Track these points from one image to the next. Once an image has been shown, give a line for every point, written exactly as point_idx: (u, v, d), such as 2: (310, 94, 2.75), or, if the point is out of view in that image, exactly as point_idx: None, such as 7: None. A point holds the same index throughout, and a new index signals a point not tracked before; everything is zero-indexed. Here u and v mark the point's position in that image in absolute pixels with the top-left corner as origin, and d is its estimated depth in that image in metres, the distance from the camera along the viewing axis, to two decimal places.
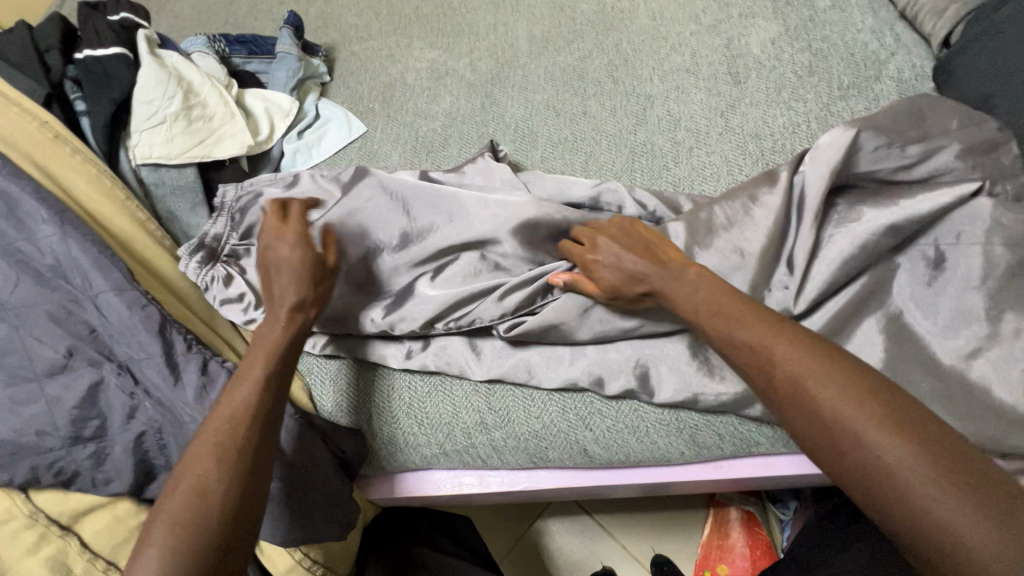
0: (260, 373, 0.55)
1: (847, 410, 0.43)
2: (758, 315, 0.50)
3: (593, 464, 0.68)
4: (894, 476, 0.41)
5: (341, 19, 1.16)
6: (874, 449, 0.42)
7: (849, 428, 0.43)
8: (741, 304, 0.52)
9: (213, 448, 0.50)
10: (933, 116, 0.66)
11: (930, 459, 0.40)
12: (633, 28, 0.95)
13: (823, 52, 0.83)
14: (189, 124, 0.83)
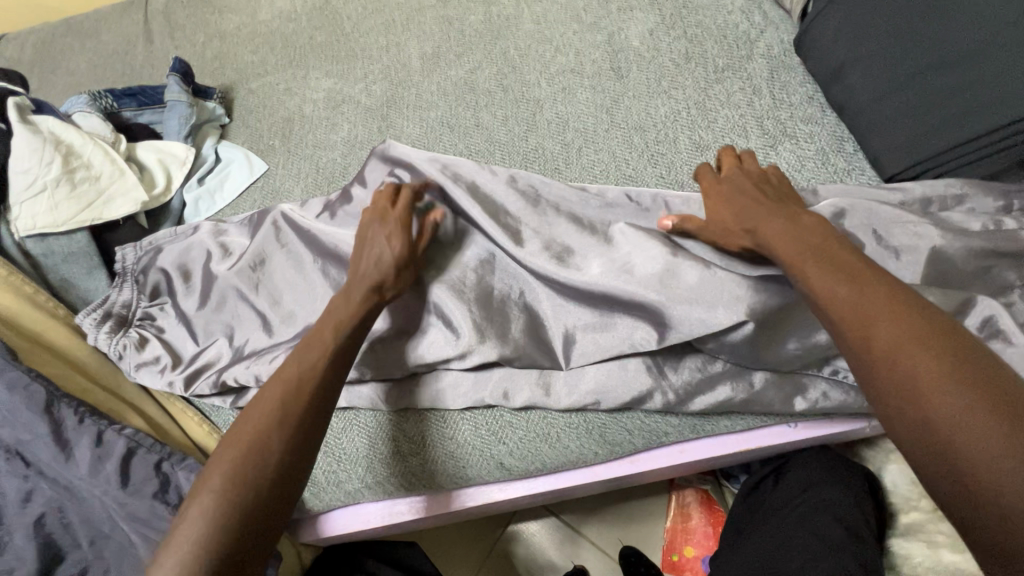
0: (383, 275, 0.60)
1: (910, 357, 0.42)
2: (896, 305, 0.44)
3: (512, 476, 0.69)
4: (934, 395, 0.40)
5: (237, 57, 1.14)
6: (943, 401, 0.40)
7: (924, 396, 0.40)
8: (879, 295, 0.45)
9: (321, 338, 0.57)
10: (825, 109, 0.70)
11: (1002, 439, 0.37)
12: (519, 34, 0.95)
13: (698, 37, 0.85)
14: (73, 188, 0.81)
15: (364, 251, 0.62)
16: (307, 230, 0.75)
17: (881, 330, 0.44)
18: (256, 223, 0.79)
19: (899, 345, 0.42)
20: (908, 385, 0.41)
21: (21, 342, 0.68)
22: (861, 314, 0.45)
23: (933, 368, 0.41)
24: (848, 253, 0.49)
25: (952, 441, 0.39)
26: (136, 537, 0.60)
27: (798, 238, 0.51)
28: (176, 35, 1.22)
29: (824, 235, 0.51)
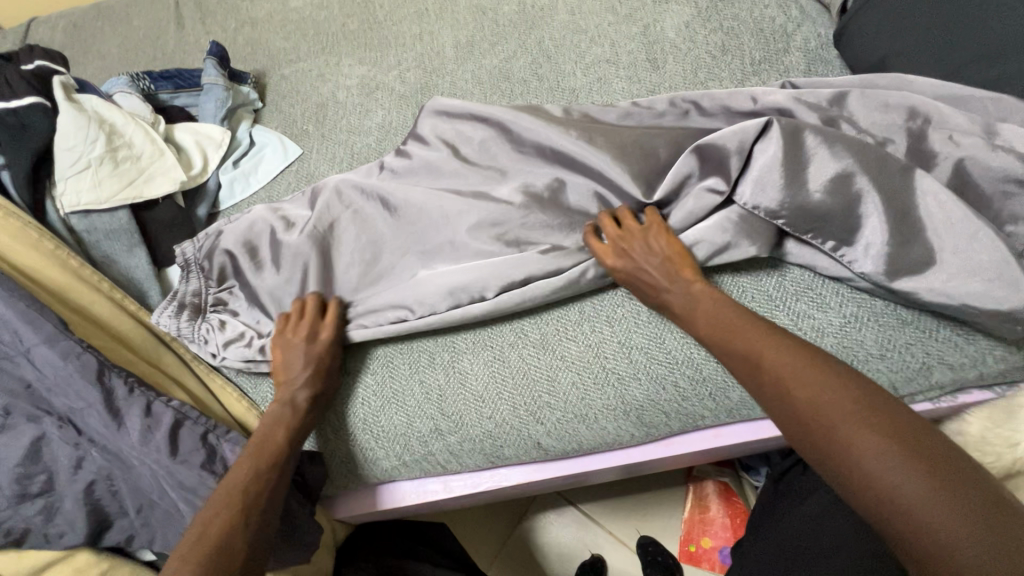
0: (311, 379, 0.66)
1: (807, 397, 0.48)
2: (777, 339, 0.53)
3: (547, 456, 0.70)
4: (797, 395, 0.49)
5: (269, 44, 1.15)
6: (844, 432, 0.45)
7: (819, 420, 0.47)
8: (780, 336, 0.53)
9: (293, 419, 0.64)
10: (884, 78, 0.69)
11: (906, 456, 0.42)
12: (553, 24, 0.96)
13: (734, 29, 0.85)
14: (116, 166, 0.82)
15: (283, 352, 0.68)
16: (372, 190, 0.75)
17: (768, 360, 0.52)
18: (314, 195, 0.79)
19: (798, 378, 0.49)
20: (810, 424, 0.47)
21: (70, 314, 0.69)
22: (754, 366, 0.52)
23: (835, 404, 0.47)
24: (753, 320, 0.55)
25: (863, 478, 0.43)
26: (184, 504, 0.62)
27: (707, 308, 0.58)
28: (207, 21, 1.24)
29: (731, 311, 0.57)
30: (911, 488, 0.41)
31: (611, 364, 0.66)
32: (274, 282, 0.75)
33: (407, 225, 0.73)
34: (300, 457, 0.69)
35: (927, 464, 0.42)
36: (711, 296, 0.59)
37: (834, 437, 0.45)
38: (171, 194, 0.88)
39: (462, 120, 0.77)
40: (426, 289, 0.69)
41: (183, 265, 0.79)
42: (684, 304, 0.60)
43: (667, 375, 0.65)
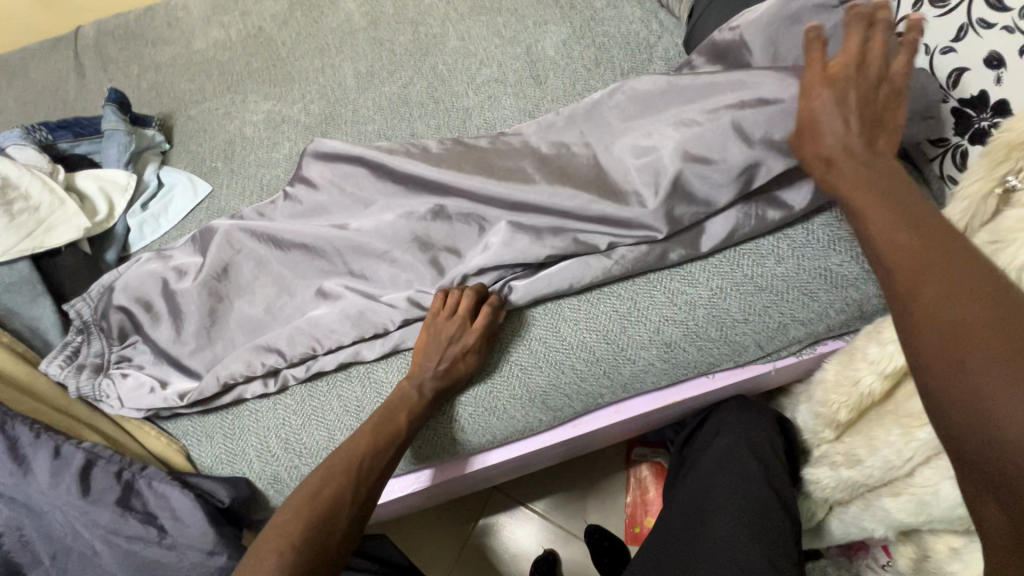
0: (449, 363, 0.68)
1: (948, 303, 0.39)
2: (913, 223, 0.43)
3: (465, 452, 0.74)
4: (916, 287, 0.40)
5: (174, 87, 1.17)
6: (975, 341, 0.37)
7: (951, 335, 0.38)
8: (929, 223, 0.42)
9: (391, 411, 0.66)
10: None
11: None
12: (445, 50, 1.02)
13: (604, 45, 0.94)
14: (12, 219, 0.81)
15: (432, 338, 0.68)
16: (249, 234, 0.78)
17: (895, 241, 0.43)
18: (204, 239, 0.81)
19: (913, 256, 0.41)
20: (941, 340, 0.38)
21: None
22: (896, 251, 0.42)
23: (947, 286, 0.39)
24: (879, 192, 0.46)
25: (978, 394, 0.36)
26: (101, 543, 0.62)
27: (847, 175, 0.49)
28: (109, 68, 1.24)
29: (889, 176, 0.47)
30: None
31: (514, 356, 0.71)
32: (170, 333, 0.77)
33: (305, 255, 0.76)
34: (222, 483, 0.70)
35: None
36: (888, 159, 0.49)
37: (946, 323, 0.38)
38: (76, 241, 0.88)
39: (344, 159, 0.79)
40: (303, 322, 0.73)
41: (82, 328, 0.79)
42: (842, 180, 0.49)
43: (564, 360, 0.71)
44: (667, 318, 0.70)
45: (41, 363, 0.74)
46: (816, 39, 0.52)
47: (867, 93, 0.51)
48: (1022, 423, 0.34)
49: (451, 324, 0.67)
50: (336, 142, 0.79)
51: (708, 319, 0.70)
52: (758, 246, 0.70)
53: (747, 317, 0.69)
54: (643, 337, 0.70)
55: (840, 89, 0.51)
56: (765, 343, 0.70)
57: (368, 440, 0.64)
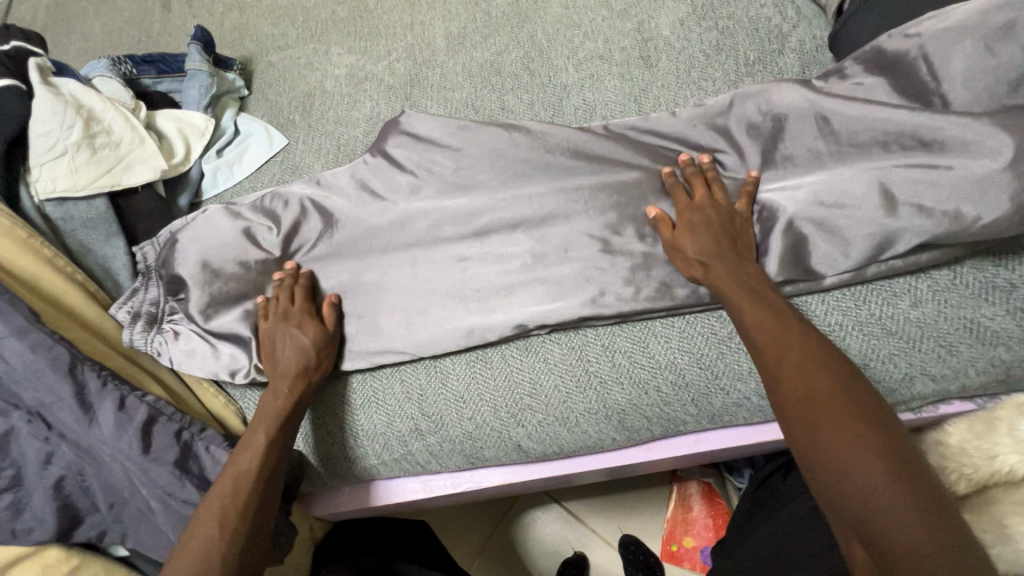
0: (266, 426, 0.63)
1: (840, 432, 0.47)
2: (823, 351, 0.53)
3: (528, 459, 0.70)
4: (815, 391, 0.50)
5: (257, 29, 1.12)
6: (852, 451, 0.46)
7: (839, 444, 0.47)
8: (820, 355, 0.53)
9: (261, 424, 0.63)
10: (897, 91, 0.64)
11: (915, 506, 0.43)
12: (546, 18, 0.94)
13: (728, 29, 0.84)
14: (93, 153, 0.80)
15: (278, 337, 0.69)
16: (326, 207, 0.76)
17: (798, 360, 0.52)
18: (275, 202, 0.77)
19: (804, 372, 0.51)
20: (836, 450, 0.47)
21: (43, 305, 0.66)
22: (802, 374, 0.51)
23: (849, 409, 0.48)
24: (754, 294, 0.58)
25: (886, 518, 0.43)
26: (156, 503, 0.61)
27: (736, 282, 0.59)
28: (194, 4, 1.20)
29: (759, 282, 0.59)
30: (928, 537, 0.41)
31: (595, 368, 0.66)
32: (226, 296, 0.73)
33: (382, 236, 0.73)
34: None
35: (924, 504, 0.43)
36: (754, 266, 0.61)
37: (841, 442, 0.47)
38: (152, 183, 0.86)
39: (431, 143, 0.75)
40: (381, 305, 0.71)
41: (145, 273, 0.78)
42: (720, 283, 0.60)
43: (649, 380, 0.65)
44: None
45: (110, 307, 0.74)
46: (679, 188, 0.66)
47: (726, 220, 0.63)
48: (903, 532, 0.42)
49: (301, 325, 0.69)
50: (428, 121, 0.76)
51: None
52: (892, 284, 0.62)
53: (870, 363, 0.61)
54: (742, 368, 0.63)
55: (728, 219, 0.63)
56: (883, 396, 0.62)
57: (238, 461, 0.60)
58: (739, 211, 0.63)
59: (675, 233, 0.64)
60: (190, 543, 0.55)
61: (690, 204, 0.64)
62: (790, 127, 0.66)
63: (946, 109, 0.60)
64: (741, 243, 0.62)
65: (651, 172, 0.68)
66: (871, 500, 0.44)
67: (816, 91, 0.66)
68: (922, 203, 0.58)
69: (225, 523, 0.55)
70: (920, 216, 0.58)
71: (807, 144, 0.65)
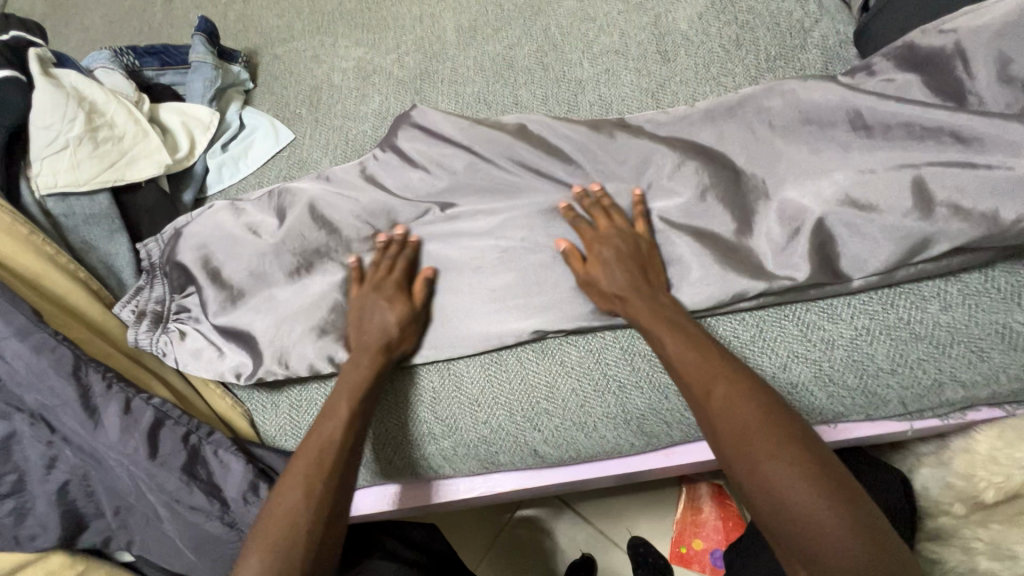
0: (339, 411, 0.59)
1: (762, 455, 0.46)
2: (729, 367, 0.52)
3: (543, 463, 0.68)
4: (737, 414, 0.49)
5: (262, 21, 1.10)
6: (778, 469, 0.45)
7: (761, 468, 0.46)
8: (726, 374, 0.52)
9: (329, 407, 0.60)
10: (927, 89, 0.62)
11: (842, 516, 0.43)
12: (560, 11, 0.91)
13: (749, 23, 0.82)
14: (96, 147, 0.77)
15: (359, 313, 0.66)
16: (334, 204, 0.73)
17: (718, 384, 0.51)
18: (283, 199, 0.75)
19: (726, 393, 0.50)
20: (762, 475, 0.46)
21: (44, 304, 0.64)
22: (720, 400, 0.50)
23: (764, 426, 0.47)
24: (667, 319, 0.57)
25: (821, 538, 0.42)
26: (163, 510, 0.59)
27: (643, 311, 0.59)
28: None
29: (670, 306, 0.59)
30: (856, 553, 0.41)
31: (613, 371, 0.64)
32: (232, 295, 0.71)
33: (394, 236, 0.72)
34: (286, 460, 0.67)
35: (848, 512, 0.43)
36: (664, 291, 0.61)
37: (762, 469, 0.46)
38: (156, 178, 0.84)
39: (445, 139, 0.74)
40: None
41: (150, 271, 0.76)
42: (636, 314, 0.59)
43: (670, 384, 0.63)
44: (800, 356, 0.61)
45: (114, 306, 0.72)
46: (581, 222, 0.66)
47: (629, 249, 0.63)
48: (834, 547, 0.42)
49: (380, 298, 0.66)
50: (442, 116, 0.74)
51: (848, 363, 0.60)
52: (921, 287, 0.60)
53: (897, 369, 0.59)
54: (767, 373, 0.61)
55: (632, 249, 0.63)
56: (911, 403, 0.60)
57: (309, 445, 0.57)
58: (641, 239, 0.64)
59: (586, 267, 0.63)
60: (265, 519, 0.53)
61: (599, 238, 0.64)
62: (815, 125, 0.64)
63: (980, 109, 0.59)
64: (651, 270, 0.62)
65: (675, 169, 0.66)
66: (804, 515, 0.43)
67: (845, 88, 0.64)
68: (955, 205, 0.56)
69: (292, 521, 0.51)
70: (954, 218, 0.56)
71: (833, 143, 0.63)
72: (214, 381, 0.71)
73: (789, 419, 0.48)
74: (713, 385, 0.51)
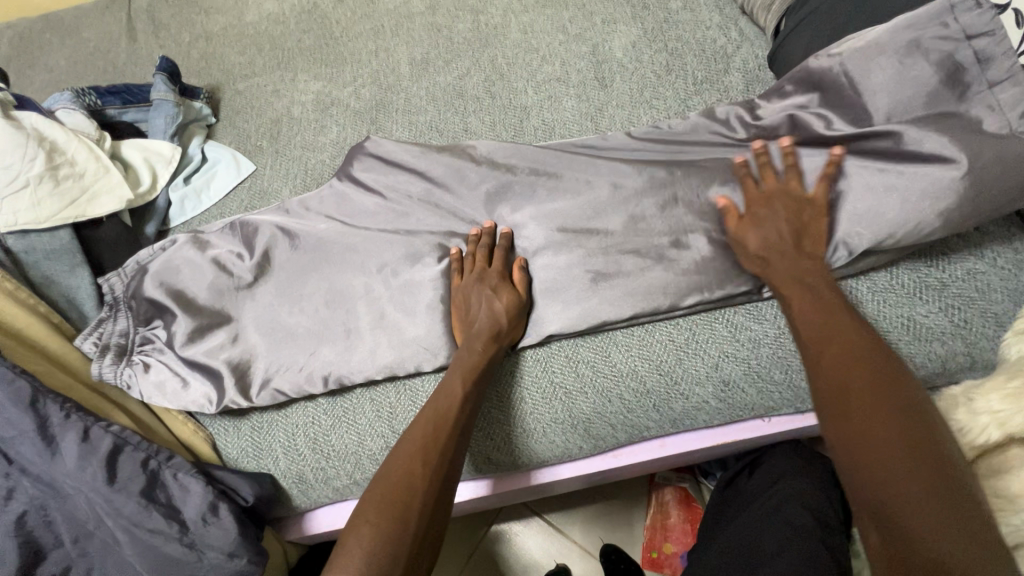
0: (453, 391, 0.62)
1: (877, 417, 0.47)
2: (847, 335, 0.53)
3: (499, 470, 0.71)
4: (855, 373, 0.50)
5: (224, 58, 1.14)
6: (877, 433, 0.46)
7: (867, 427, 0.47)
8: (857, 338, 0.53)
9: (450, 377, 0.63)
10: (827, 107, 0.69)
11: (933, 493, 0.43)
12: (506, 43, 0.97)
13: (677, 50, 0.88)
14: (57, 184, 0.80)
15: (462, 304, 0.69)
16: (295, 235, 0.78)
17: (856, 342, 0.53)
18: (246, 231, 0.79)
19: (853, 351, 0.52)
20: (868, 432, 0.47)
21: (4, 340, 0.66)
22: (835, 359, 0.52)
23: (880, 393, 0.48)
24: (803, 287, 0.59)
25: (908, 507, 0.43)
26: (123, 534, 0.60)
27: (786, 273, 0.60)
28: (161, 34, 1.22)
29: (811, 279, 0.59)
30: (940, 531, 0.41)
31: (560, 378, 0.68)
32: (189, 326, 0.73)
33: (350, 259, 0.75)
34: (247, 480, 0.69)
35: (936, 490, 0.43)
36: (813, 259, 0.61)
37: (877, 426, 0.47)
38: (118, 212, 0.86)
39: (395, 165, 0.78)
40: (350, 326, 0.72)
41: (113, 304, 0.78)
42: (774, 276, 0.61)
43: (613, 388, 0.67)
44: (729, 356, 0.65)
45: (77, 339, 0.73)
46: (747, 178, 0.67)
47: (792, 212, 0.63)
48: (923, 520, 0.42)
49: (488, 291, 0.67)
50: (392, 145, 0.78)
51: (772, 360, 0.65)
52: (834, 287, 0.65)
53: None
54: (700, 373, 0.66)
55: (798, 212, 0.63)
56: None
57: (423, 418, 0.61)
58: (806, 198, 0.63)
59: (741, 227, 0.65)
60: (369, 498, 0.56)
61: (765, 198, 0.65)
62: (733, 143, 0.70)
63: (870, 124, 0.65)
64: (810, 234, 0.62)
65: (609, 186, 0.71)
66: (890, 492, 0.44)
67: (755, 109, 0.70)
68: (856, 209, 0.62)
69: (398, 495, 0.55)
70: (851, 222, 0.62)
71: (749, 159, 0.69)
72: (177, 410, 0.73)
73: (913, 393, 0.49)
74: (832, 346, 0.53)
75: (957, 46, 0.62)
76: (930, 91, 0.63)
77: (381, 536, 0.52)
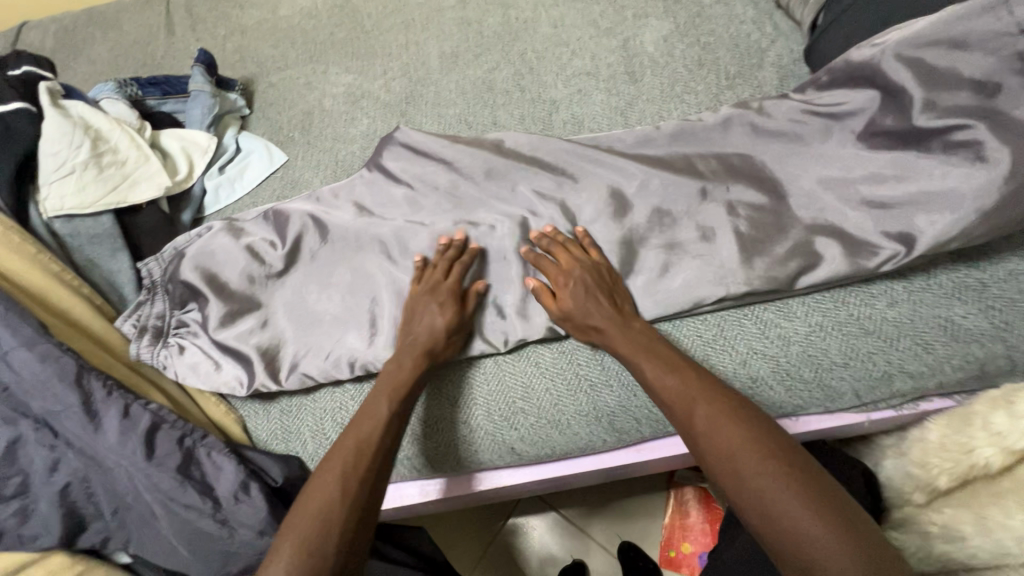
0: (377, 416, 0.61)
1: (752, 468, 0.48)
2: (710, 388, 0.55)
3: (521, 461, 0.72)
4: (725, 426, 0.51)
5: (259, 51, 1.16)
6: (764, 483, 0.47)
7: (753, 480, 0.48)
8: (711, 390, 0.54)
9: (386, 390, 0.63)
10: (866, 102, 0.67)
11: (822, 523, 0.44)
12: (536, 37, 0.98)
13: (710, 45, 0.88)
14: (100, 171, 0.83)
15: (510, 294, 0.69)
16: (326, 224, 0.79)
17: (699, 404, 0.54)
18: (279, 220, 0.81)
19: (708, 404, 0.53)
20: (751, 484, 0.48)
21: (50, 319, 0.68)
22: (696, 418, 0.53)
23: (750, 444, 0.50)
24: (643, 348, 0.60)
25: (810, 548, 0.44)
26: (159, 508, 0.62)
27: (623, 340, 0.62)
28: (198, 27, 1.25)
29: (648, 339, 0.61)
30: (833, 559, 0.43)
31: (585, 370, 0.68)
32: (223, 311, 0.75)
33: (380, 249, 0.76)
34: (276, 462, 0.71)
35: (823, 520, 0.44)
36: (642, 325, 0.63)
37: (750, 479, 0.48)
38: (156, 200, 0.89)
39: (426, 156, 0.79)
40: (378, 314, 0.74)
41: (150, 287, 0.81)
42: (616, 346, 0.62)
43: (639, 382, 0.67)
44: (759, 354, 0.65)
45: (117, 320, 0.76)
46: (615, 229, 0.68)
47: (597, 278, 0.66)
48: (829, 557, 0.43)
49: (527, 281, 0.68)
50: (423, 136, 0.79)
51: (802, 358, 0.64)
52: (869, 286, 0.64)
53: (849, 364, 0.63)
54: (728, 369, 0.65)
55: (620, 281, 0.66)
56: (863, 395, 0.64)
57: (355, 432, 0.60)
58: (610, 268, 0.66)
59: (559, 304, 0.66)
60: (293, 522, 0.54)
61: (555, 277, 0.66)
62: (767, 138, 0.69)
63: (911, 120, 0.63)
64: (620, 299, 0.65)
65: (639, 181, 0.71)
66: (813, 565, 0.43)
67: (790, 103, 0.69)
68: None
69: (333, 510, 0.54)
70: None
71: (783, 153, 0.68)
72: (211, 391, 0.75)
73: (776, 432, 0.51)
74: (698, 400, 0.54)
75: (1005, 39, 0.60)
76: (976, 87, 0.61)
77: (320, 545, 0.52)
